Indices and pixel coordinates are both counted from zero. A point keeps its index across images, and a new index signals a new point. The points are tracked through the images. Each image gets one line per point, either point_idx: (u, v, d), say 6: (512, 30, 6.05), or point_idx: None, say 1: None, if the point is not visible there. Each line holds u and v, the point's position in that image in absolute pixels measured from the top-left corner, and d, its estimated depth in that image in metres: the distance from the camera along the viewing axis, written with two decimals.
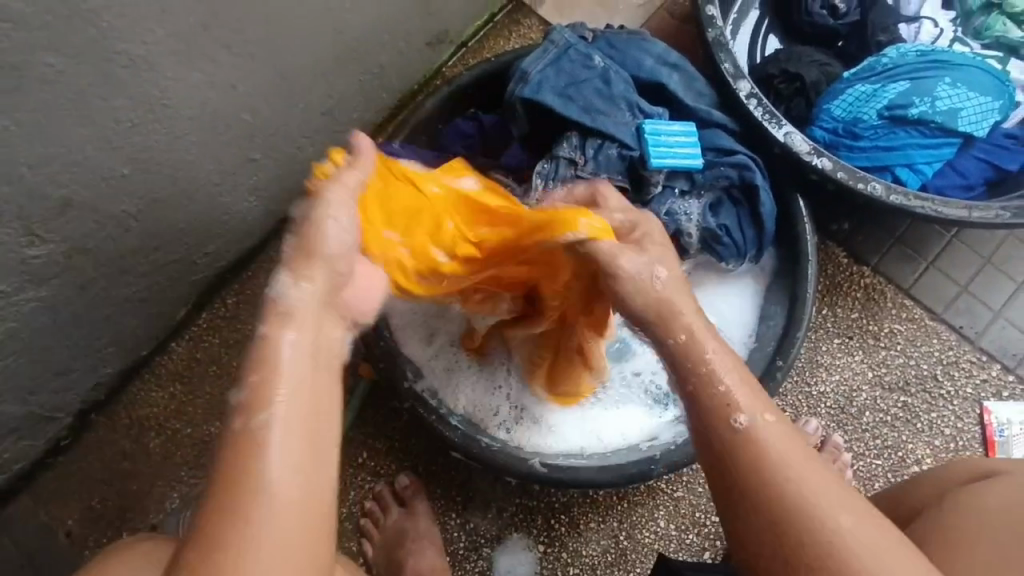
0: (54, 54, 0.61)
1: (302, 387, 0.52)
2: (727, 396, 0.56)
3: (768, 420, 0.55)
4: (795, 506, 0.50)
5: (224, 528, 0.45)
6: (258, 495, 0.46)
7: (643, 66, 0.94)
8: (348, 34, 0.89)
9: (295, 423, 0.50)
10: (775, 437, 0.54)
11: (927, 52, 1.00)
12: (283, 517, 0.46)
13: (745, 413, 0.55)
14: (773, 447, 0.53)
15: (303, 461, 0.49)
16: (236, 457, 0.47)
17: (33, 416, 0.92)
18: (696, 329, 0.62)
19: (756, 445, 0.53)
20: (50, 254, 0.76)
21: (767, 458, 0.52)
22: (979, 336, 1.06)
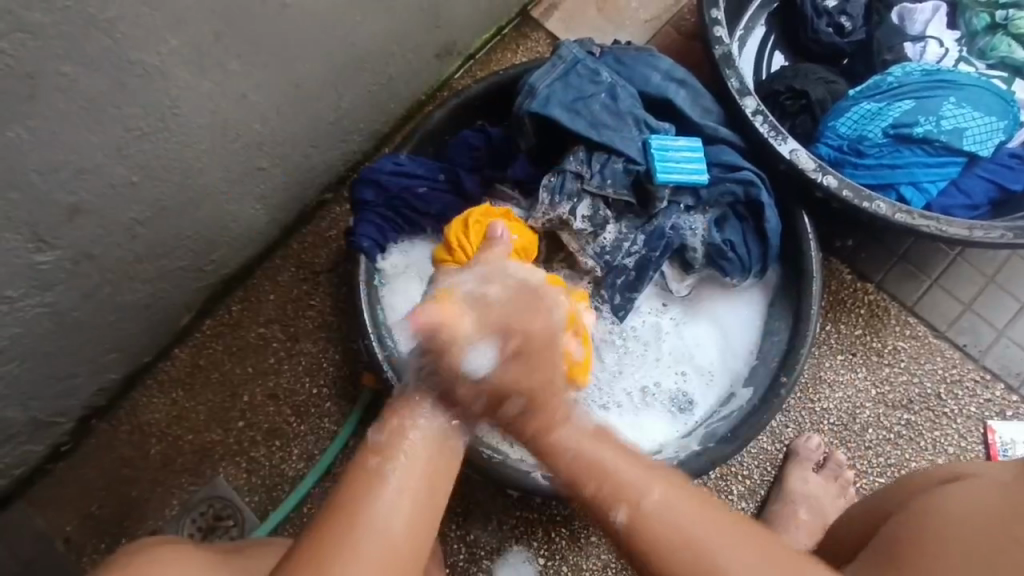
0: (69, 63, 0.61)
1: (443, 448, 0.62)
2: (642, 493, 0.60)
3: (660, 500, 0.59)
4: (679, 555, 0.56)
5: (341, 519, 0.55)
6: (373, 522, 0.55)
7: (650, 81, 0.94)
8: (358, 46, 0.90)
9: (414, 475, 0.59)
10: (668, 512, 0.58)
11: (934, 72, 1.00)
12: (385, 553, 0.54)
13: (651, 492, 0.60)
14: (666, 522, 0.58)
15: (414, 524, 0.56)
16: (360, 487, 0.57)
17: (36, 421, 0.93)
18: (641, 481, 0.60)
19: (652, 530, 0.58)
20: (57, 260, 0.76)
21: (663, 548, 0.57)
22: (982, 355, 1.06)
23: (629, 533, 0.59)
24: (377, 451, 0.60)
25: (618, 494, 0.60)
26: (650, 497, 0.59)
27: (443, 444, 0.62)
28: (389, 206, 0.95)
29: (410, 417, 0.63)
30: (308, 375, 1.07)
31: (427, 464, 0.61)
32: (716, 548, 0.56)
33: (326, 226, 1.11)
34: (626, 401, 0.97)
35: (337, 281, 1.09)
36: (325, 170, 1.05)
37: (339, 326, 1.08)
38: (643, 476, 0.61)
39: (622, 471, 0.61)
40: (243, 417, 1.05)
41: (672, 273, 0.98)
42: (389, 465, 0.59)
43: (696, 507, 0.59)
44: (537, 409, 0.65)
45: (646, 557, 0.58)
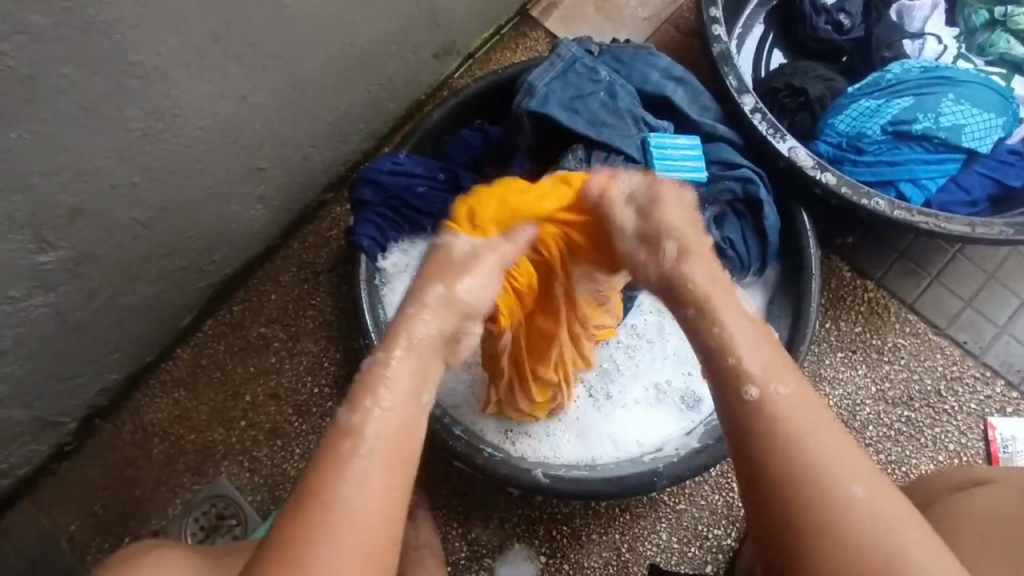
0: (69, 65, 0.62)
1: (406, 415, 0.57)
2: (774, 380, 0.56)
3: (795, 389, 0.56)
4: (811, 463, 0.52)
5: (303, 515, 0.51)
6: (342, 507, 0.51)
7: (649, 79, 0.95)
8: (358, 47, 0.90)
9: (383, 457, 0.54)
10: (789, 409, 0.55)
11: (932, 69, 1.00)
12: (356, 543, 0.50)
13: (782, 384, 0.56)
14: (792, 423, 0.54)
15: (388, 508, 0.53)
16: (327, 471, 0.53)
17: (39, 421, 0.93)
18: (769, 372, 0.57)
19: (784, 416, 0.54)
20: (59, 260, 0.76)
21: (794, 448, 0.53)
22: (983, 352, 1.06)
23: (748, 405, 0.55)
24: (345, 434, 0.55)
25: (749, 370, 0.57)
26: (776, 389, 0.56)
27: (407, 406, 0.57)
28: (389, 205, 0.96)
29: (377, 394, 0.57)
30: (309, 373, 1.07)
31: (394, 432, 0.56)
32: (828, 443, 0.53)
33: (326, 226, 1.11)
34: (643, 398, 0.98)
35: (338, 280, 1.10)
36: (326, 170, 1.05)
37: (340, 326, 1.08)
38: (772, 371, 0.57)
39: (757, 359, 0.58)
40: (245, 416, 1.06)
41: None
42: (359, 448, 0.54)
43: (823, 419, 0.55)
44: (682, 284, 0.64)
45: (781, 461, 0.53)
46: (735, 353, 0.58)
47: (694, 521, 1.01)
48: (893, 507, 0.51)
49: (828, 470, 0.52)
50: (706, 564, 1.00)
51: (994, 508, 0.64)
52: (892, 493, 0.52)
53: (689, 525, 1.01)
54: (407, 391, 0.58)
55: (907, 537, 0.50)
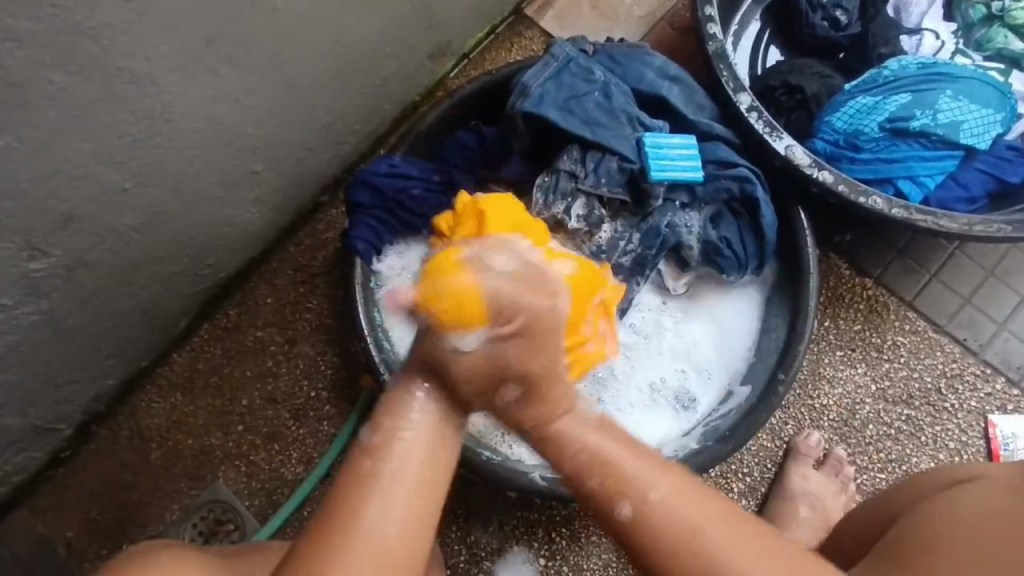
0: (59, 71, 0.61)
1: (434, 438, 0.59)
2: (648, 487, 0.58)
3: (661, 496, 0.58)
4: (706, 550, 0.55)
5: (331, 538, 0.54)
6: (370, 534, 0.54)
7: (644, 79, 0.94)
8: (351, 48, 0.90)
9: (409, 480, 0.57)
10: (662, 509, 0.57)
11: (929, 65, 1.00)
12: (378, 562, 0.53)
13: (653, 489, 0.58)
14: (677, 517, 0.57)
15: (414, 523, 0.56)
16: (357, 493, 0.55)
17: (35, 428, 0.93)
18: (640, 483, 0.58)
19: (659, 522, 0.57)
20: (52, 267, 0.76)
21: (670, 536, 0.56)
22: (983, 349, 1.06)
23: (625, 523, 0.57)
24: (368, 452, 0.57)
25: (619, 488, 0.59)
26: (650, 498, 0.58)
27: (433, 440, 0.59)
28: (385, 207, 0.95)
29: (403, 417, 0.59)
30: (306, 377, 1.07)
31: (422, 460, 0.58)
32: (714, 539, 0.56)
33: (322, 228, 1.11)
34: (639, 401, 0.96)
35: (334, 283, 1.09)
36: (320, 173, 1.04)
37: (336, 329, 1.08)
38: (629, 480, 0.59)
39: (635, 467, 0.59)
40: (242, 420, 1.05)
41: (667, 271, 0.98)
42: (381, 469, 0.56)
43: (698, 492, 0.58)
44: (538, 391, 0.61)
45: (661, 547, 0.57)
46: (595, 478, 0.60)
47: None
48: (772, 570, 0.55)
49: (703, 546, 0.55)
50: None
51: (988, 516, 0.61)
52: (776, 556, 0.55)
53: None
54: (439, 416, 0.60)
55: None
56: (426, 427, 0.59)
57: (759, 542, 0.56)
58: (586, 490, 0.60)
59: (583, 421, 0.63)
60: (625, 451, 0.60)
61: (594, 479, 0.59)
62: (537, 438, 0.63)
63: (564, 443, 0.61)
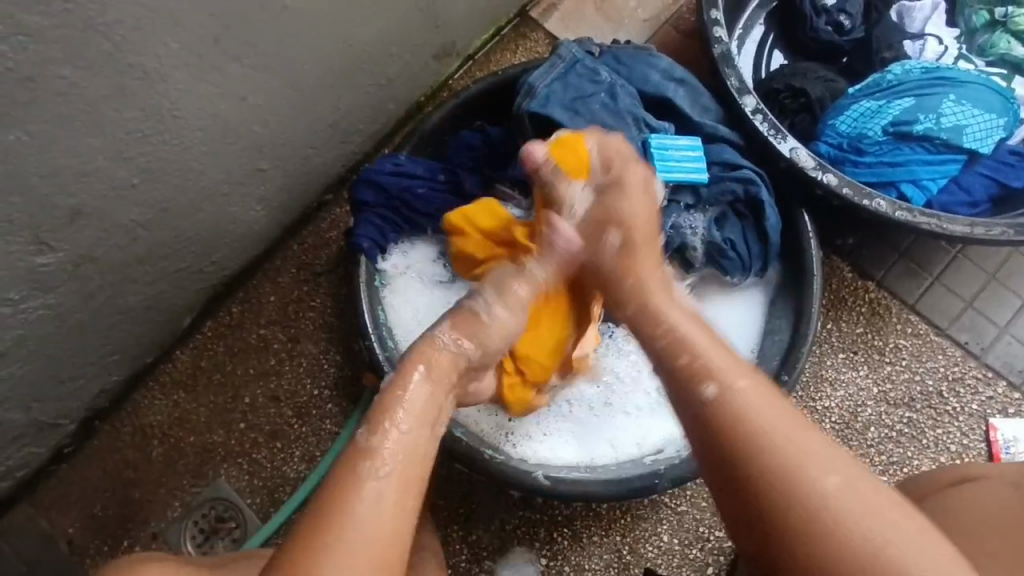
0: (69, 66, 0.61)
1: (419, 439, 0.62)
2: (733, 376, 0.61)
3: (745, 387, 0.60)
4: (788, 449, 0.54)
5: (321, 529, 0.54)
6: (360, 521, 0.54)
7: (649, 80, 0.94)
8: (357, 47, 0.90)
9: (400, 475, 0.58)
10: (750, 397, 0.59)
11: (933, 69, 1.00)
12: (370, 553, 0.53)
13: (739, 380, 0.61)
14: (752, 406, 0.58)
15: (401, 510, 0.56)
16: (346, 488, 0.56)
17: (38, 424, 0.93)
18: (726, 378, 0.61)
19: (726, 413, 0.58)
20: (58, 262, 0.76)
21: (755, 433, 0.56)
22: (984, 352, 1.06)
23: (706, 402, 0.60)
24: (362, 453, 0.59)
25: (710, 373, 0.62)
26: (737, 386, 0.60)
27: (418, 432, 0.62)
28: (389, 206, 0.95)
29: (392, 417, 0.62)
30: (309, 375, 1.07)
31: (408, 455, 0.60)
32: (818, 479, 0.53)
33: (326, 227, 1.11)
34: (642, 404, 0.97)
35: (338, 282, 1.10)
36: (325, 171, 1.05)
37: (340, 328, 1.08)
38: (731, 369, 0.62)
39: (716, 359, 0.64)
40: (245, 418, 1.05)
41: None
42: (373, 468, 0.58)
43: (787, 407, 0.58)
44: (680, 338, 0.68)
45: (741, 441, 0.56)
46: (699, 360, 0.64)
47: (696, 523, 1.01)
48: (859, 495, 0.52)
49: (785, 457, 0.54)
50: (707, 566, 1.00)
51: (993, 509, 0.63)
52: (855, 481, 0.53)
53: (690, 527, 1.00)
54: (421, 418, 0.63)
55: (883, 525, 0.51)
56: (415, 421, 0.63)
57: (845, 471, 0.53)
58: (691, 368, 0.64)
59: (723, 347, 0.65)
60: (719, 351, 0.65)
61: (682, 357, 0.65)
62: (676, 366, 0.65)
63: (660, 319, 0.72)
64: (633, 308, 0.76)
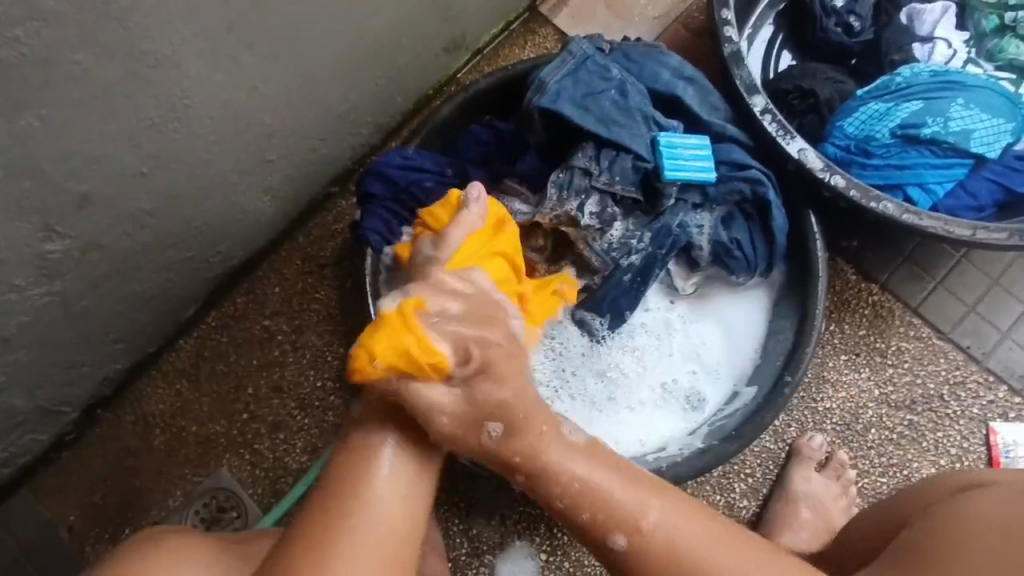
0: (82, 51, 0.61)
1: (420, 423, 0.63)
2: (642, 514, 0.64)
3: (670, 513, 0.64)
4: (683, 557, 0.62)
5: (334, 525, 0.60)
6: (371, 508, 0.62)
7: (659, 78, 0.94)
8: (367, 39, 0.90)
9: (394, 482, 0.63)
10: (671, 525, 0.63)
11: (942, 73, 1.00)
12: (380, 538, 0.61)
13: (648, 514, 0.64)
14: (682, 535, 0.63)
15: (406, 506, 0.63)
16: (358, 474, 0.63)
17: (41, 410, 0.93)
18: (645, 522, 0.64)
19: (641, 562, 0.63)
20: (66, 249, 0.76)
21: (667, 549, 0.63)
22: (986, 357, 1.06)
23: (617, 554, 0.64)
24: (354, 461, 0.64)
25: (611, 523, 0.64)
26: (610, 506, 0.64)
27: (424, 428, 0.63)
28: (398, 199, 0.94)
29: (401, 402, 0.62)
30: (312, 367, 1.07)
31: (405, 465, 0.64)
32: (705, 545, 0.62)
33: (331, 219, 1.11)
34: (647, 399, 0.97)
35: (343, 274, 1.10)
36: (332, 164, 1.05)
37: (343, 320, 1.08)
38: (638, 501, 0.64)
39: (653, 510, 0.64)
40: (247, 409, 1.06)
41: (677, 271, 0.98)
42: (380, 468, 0.64)
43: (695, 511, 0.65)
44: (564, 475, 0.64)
45: (644, 561, 0.63)
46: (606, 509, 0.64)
47: None
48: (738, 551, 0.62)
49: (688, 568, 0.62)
50: None
51: (995, 511, 0.64)
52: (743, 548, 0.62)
53: None
54: (427, 412, 0.63)
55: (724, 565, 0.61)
56: (422, 414, 0.63)
57: (732, 537, 0.63)
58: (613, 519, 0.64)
59: (676, 518, 0.64)
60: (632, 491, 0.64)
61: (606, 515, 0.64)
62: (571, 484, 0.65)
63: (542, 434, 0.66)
64: (509, 392, 0.64)
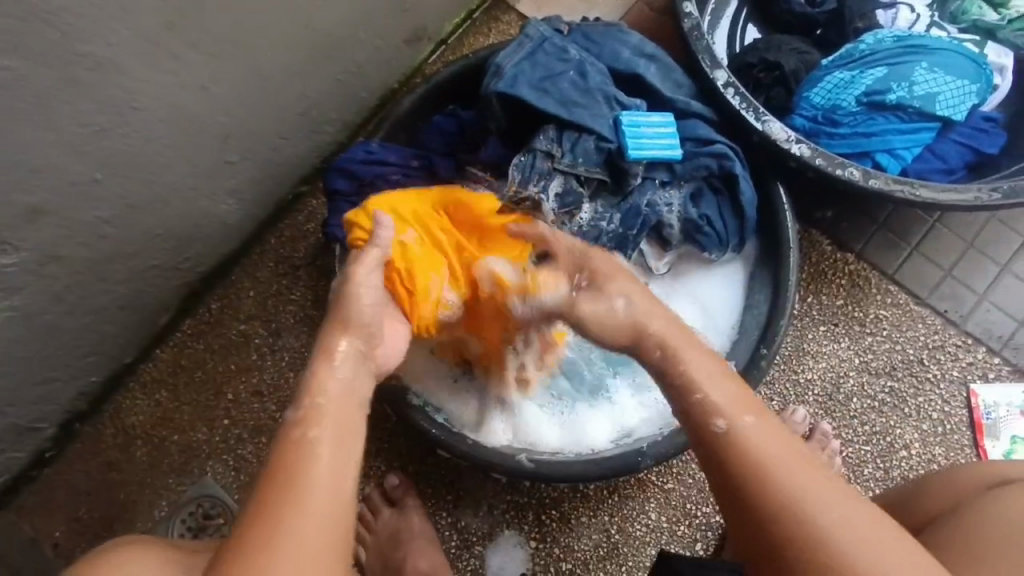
0: (16, 57, 0.60)
1: (348, 396, 0.60)
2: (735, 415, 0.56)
3: (758, 421, 0.56)
4: (810, 494, 0.52)
5: (270, 499, 0.52)
6: (306, 483, 0.53)
7: (620, 57, 0.94)
8: (322, 34, 0.89)
9: (336, 440, 0.56)
10: (758, 436, 0.55)
11: (904, 37, 1.00)
12: (324, 516, 0.52)
13: (747, 414, 0.56)
14: (762, 444, 0.55)
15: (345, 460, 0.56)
16: (288, 453, 0.55)
17: (14, 427, 0.92)
18: (733, 406, 0.57)
19: (751, 451, 0.54)
20: (22, 262, 0.75)
21: (763, 471, 0.53)
22: (964, 320, 1.06)
23: (721, 437, 0.56)
24: (298, 425, 0.57)
25: (708, 408, 0.57)
26: (634, 321, 0.65)
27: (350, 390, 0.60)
28: (362, 194, 0.94)
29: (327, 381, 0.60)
30: (291, 369, 1.06)
31: (344, 407, 0.59)
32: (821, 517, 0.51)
33: (302, 219, 1.10)
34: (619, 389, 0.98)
35: (317, 274, 1.09)
36: (298, 164, 1.03)
37: (320, 320, 1.07)
38: (737, 399, 0.57)
39: (753, 423, 0.56)
40: (228, 414, 1.05)
41: (650, 252, 0.97)
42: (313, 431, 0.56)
43: (790, 443, 0.55)
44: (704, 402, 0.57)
45: (743, 474, 0.54)
46: (716, 389, 0.58)
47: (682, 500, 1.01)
48: (858, 529, 0.51)
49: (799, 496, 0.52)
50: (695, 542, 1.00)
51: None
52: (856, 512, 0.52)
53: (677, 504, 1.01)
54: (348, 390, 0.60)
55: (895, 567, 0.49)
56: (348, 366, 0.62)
57: (840, 493, 0.53)
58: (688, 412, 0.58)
59: (769, 432, 0.56)
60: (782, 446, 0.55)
61: (690, 410, 0.58)
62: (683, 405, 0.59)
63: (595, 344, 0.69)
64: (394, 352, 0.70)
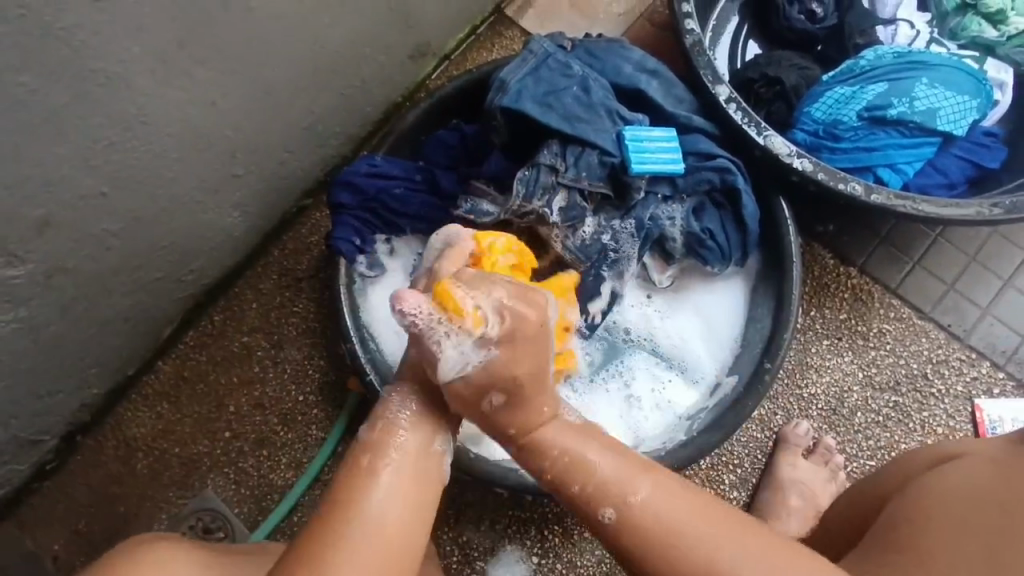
0: (28, 73, 0.60)
1: (420, 456, 0.63)
2: (628, 492, 0.64)
3: (642, 500, 0.64)
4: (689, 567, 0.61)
5: (334, 523, 0.58)
6: (369, 514, 0.58)
7: (622, 72, 0.95)
8: (329, 50, 0.90)
9: (405, 476, 0.61)
10: (654, 509, 0.63)
11: (904, 54, 1.00)
12: (379, 548, 0.57)
13: (636, 491, 0.64)
14: (642, 517, 0.63)
15: (409, 506, 0.60)
16: (356, 484, 0.60)
17: (17, 440, 0.92)
18: (619, 501, 0.64)
19: (640, 527, 0.63)
20: (29, 274, 0.75)
21: (651, 537, 0.62)
22: (967, 334, 1.06)
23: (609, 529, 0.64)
24: (370, 451, 0.62)
25: (605, 491, 0.65)
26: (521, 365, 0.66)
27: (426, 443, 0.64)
28: (367, 209, 0.95)
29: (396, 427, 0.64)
30: (294, 381, 1.06)
31: (417, 457, 0.63)
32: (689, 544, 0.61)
33: (306, 232, 1.10)
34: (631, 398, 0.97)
35: (320, 286, 1.09)
36: (303, 177, 1.04)
37: (322, 332, 1.07)
38: (627, 471, 0.65)
39: (635, 502, 0.64)
40: (230, 427, 1.04)
41: (654, 265, 0.98)
42: (382, 465, 0.61)
43: (684, 497, 0.64)
44: (601, 491, 0.64)
45: (637, 549, 0.63)
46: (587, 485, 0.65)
47: None
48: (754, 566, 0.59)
49: (698, 557, 0.60)
50: None
51: (964, 483, 0.67)
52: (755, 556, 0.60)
53: None
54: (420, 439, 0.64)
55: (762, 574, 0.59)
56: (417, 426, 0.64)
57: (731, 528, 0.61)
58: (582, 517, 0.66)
59: (664, 497, 0.63)
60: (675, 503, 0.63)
61: (576, 485, 0.66)
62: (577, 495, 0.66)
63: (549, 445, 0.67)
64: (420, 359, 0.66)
